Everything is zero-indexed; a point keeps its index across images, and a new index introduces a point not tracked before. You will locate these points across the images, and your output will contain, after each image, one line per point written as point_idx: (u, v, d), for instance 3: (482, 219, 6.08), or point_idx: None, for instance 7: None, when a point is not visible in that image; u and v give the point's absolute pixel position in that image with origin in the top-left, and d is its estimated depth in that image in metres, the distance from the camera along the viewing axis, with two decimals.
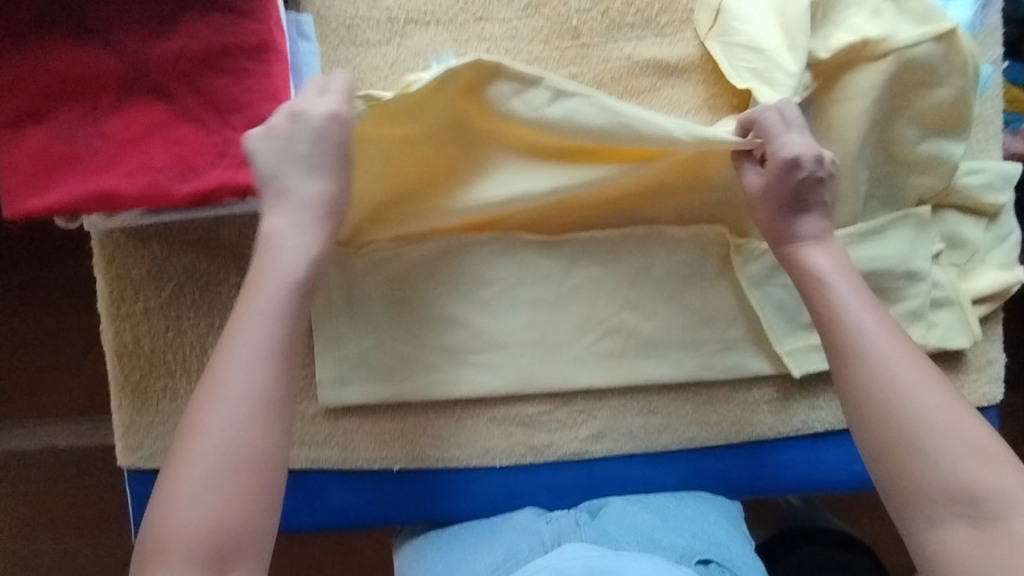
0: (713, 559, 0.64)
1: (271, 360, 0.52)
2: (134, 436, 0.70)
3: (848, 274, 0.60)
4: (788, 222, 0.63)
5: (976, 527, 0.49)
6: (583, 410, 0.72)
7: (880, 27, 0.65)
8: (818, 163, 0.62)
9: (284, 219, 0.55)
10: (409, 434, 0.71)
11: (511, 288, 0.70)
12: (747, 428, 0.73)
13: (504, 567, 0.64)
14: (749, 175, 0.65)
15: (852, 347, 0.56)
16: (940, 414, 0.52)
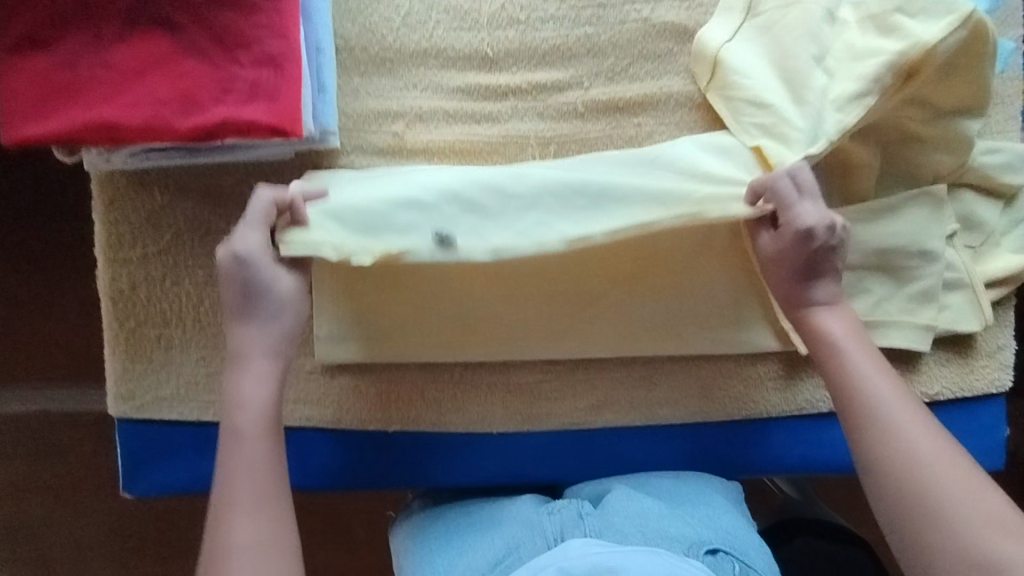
0: (721, 548, 0.60)
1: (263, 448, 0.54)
2: (127, 384, 0.69)
3: (863, 341, 0.59)
4: (798, 296, 0.61)
5: None
6: (584, 379, 0.71)
7: (900, 37, 0.61)
8: (832, 230, 0.60)
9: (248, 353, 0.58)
10: (406, 396, 0.70)
11: None
12: (750, 404, 0.71)
13: (505, 563, 0.60)
14: (765, 241, 0.63)
15: (866, 416, 0.55)
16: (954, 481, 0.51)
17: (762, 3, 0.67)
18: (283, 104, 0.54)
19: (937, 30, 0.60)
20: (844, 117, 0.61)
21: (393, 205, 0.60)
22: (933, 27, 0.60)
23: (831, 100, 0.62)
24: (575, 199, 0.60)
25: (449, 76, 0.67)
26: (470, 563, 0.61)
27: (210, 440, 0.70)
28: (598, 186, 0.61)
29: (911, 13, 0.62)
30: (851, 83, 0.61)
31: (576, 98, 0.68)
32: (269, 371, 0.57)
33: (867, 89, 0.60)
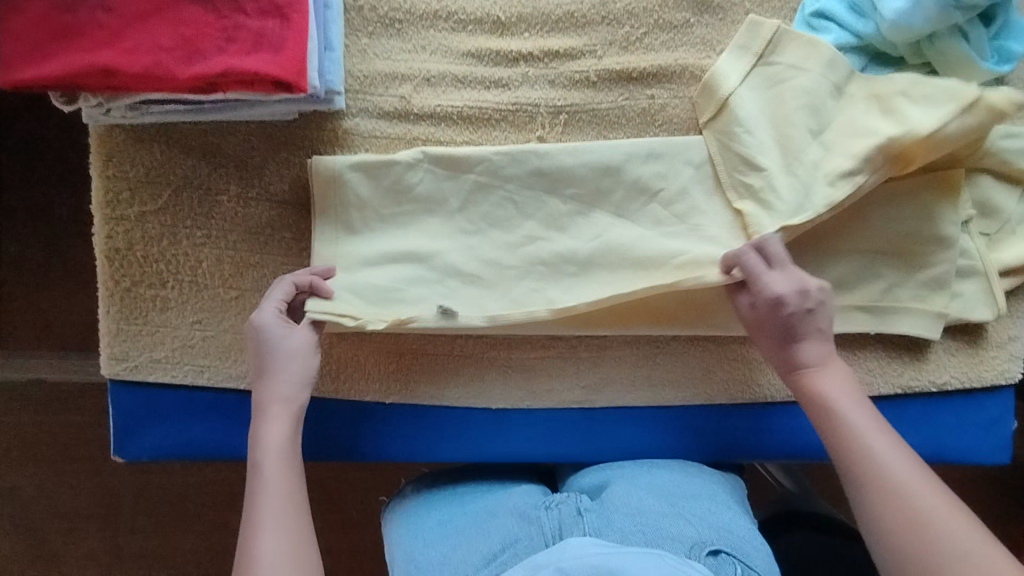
0: (723, 550, 0.57)
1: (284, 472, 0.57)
2: (120, 345, 0.67)
3: (855, 396, 0.59)
4: (790, 359, 0.61)
5: None
6: (586, 356, 0.69)
7: (896, 122, 0.61)
8: (805, 296, 0.60)
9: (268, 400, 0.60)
10: (404, 367, 0.69)
11: (522, 224, 0.66)
12: (754, 387, 0.70)
13: (501, 557, 0.58)
14: (743, 307, 0.62)
15: (869, 478, 0.55)
16: (966, 536, 0.50)
17: (777, 51, 0.64)
18: (288, 55, 0.52)
19: (933, 120, 0.60)
20: (831, 193, 0.61)
21: (401, 280, 0.65)
22: (930, 116, 0.60)
23: (824, 174, 0.62)
24: (563, 267, 0.65)
25: (459, 39, 0.67)
26: (463, 558, 0.60)
27: (204, 405, 0.68)
28: (584, 255, 0.65)
29: (914, 97, 0.61)
30: (845, 159, 0.61)
31: (588, 66, 0.67)
32: (286, 415, 0.60)
33: (858, 169, 0.60)
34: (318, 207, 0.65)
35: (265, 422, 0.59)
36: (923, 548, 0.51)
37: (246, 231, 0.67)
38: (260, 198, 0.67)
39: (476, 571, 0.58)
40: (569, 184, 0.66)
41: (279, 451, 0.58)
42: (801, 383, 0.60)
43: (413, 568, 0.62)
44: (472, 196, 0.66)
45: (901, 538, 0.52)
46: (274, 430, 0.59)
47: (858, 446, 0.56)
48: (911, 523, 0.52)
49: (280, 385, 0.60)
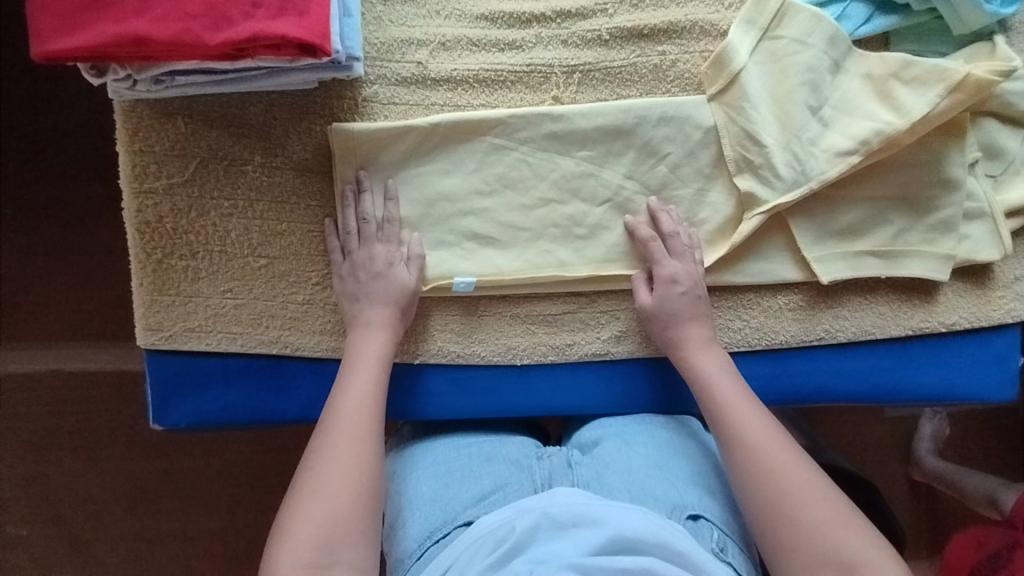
0: (702, 515, 0.61)
1: (380, 372, 0.64)
2: (155, 315, 0.69)
3: (702, 334, 0.66)
4: (676, 339, 0.66)
5: (799, 491, 0.56)
6: (606, 310, 0.71)
7: (892, 108, 0.64)
8: (694, 284, 0.67)
9: (376, 301, 0.66)
10: (430, 330, 0.70)
11: (535, 183, 0.68)
12: (770, 335, 0.70)
13: (490, 498, 0.62)
14: (642, 291, 0.68)
15: (744, 454, 0.59)
16: (794, 470, 0.58)
17: (782, 25, 0.65)
18: (313, 19, 0.53)
19: (924, 103, 0.62)
20: (825, 168, 0.65)
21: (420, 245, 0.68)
22: (921, 99, 0.62)
23: (821, 150, 0.65)
24: (574, 231, 0.69)
25: (472, 3, 0.68)
26: (454, 495, 0.63)
27: (238, 371, 0.71)
28: (594, 219, 0.69)
29: (906, 80, 0.64)
30: (842, 138, 0.65)
31: (600, 25, 0.68)
32: (388, 320, 0.66)
33: (854, 147, 0.64)
34: (337, 161, 0.67)
35: (365, 334, 0.65)
36: (764, 485, 0.57)
37: (272, 201, 0.68)
38: (284, 167, 0.68)
39: (465, 508, 0.62)
40: (580, 143, 0.67)
41: (373, 361, 0.64)
42: (683, 358, 0.66)
43: (405, 500, 0.65)
44: (487, 157, 0.68)
45: (766, 504, 0.57)
46: (370, 342, 0.65)
47: (731, 418, 0.61)
48: (768, 478, 0.57)
49: (382, 311, 0.66)
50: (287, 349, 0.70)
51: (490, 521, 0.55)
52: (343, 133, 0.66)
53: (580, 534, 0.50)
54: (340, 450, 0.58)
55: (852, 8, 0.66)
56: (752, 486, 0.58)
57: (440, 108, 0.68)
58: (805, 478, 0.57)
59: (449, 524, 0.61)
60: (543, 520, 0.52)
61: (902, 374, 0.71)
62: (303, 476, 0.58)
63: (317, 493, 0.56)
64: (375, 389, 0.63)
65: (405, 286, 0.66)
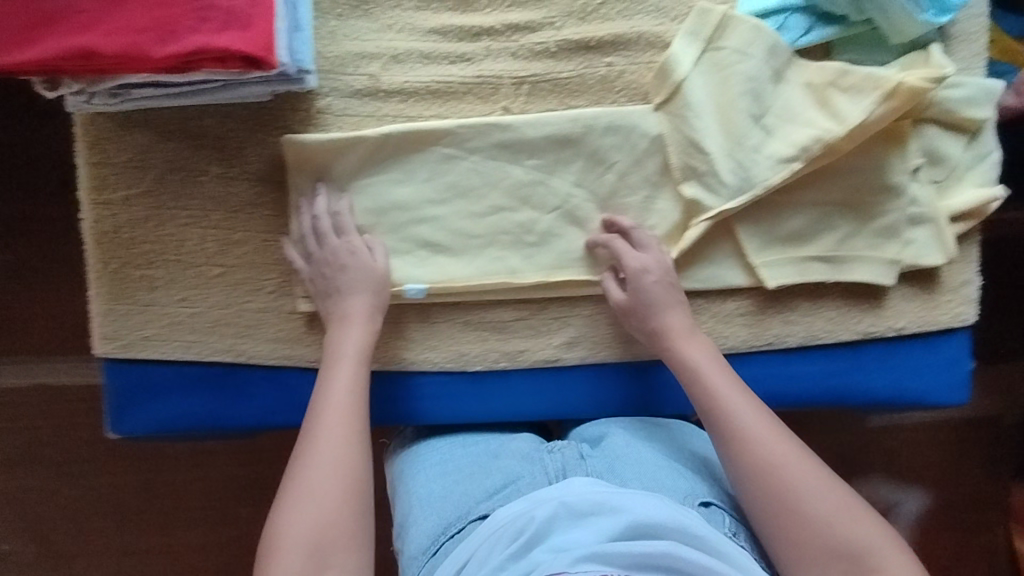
0: (712, 501, 0.64)
1: (359, 365, 0.65)
2: (112, 325, 0.70)
3: (688, 326, 0.67)
4: (658, 328, 0.67)
5: (802, 484, 0.59)
6: (557, 316, 0.72)
7: (831, 116, 0.65)
8: (664, 269, 0.67)
9: (358, 293, 0.66)
10: (385, 337, 0.71)
11: (485, 192, 0.69)
12: (720, 340, 0.71)
13: (505, 491, 0.64)
14: (612, 288, 0.69)
15: (742, 449, 0.61)
16: (795, 463, 0.60)
17: (724, 36, 0.67)
18: (256, 32, 0.55)
19: (861, 111, 0.64)
20: (768, 175, 0.66)
21: None
22: (858, 106, 0.64)
23: (764, 157, 0.66)
24: (525, 238, 0.70)
25: (423, 17, 0.69)
26: (467, 491, 0.65)
27: (194, 380, 0.71)
28: (544, 226, 0.70)
29: (843, 88, 0.65)
30: (784, 146, 0.66)
31: (548, 38, 0.69)
32: (367, 311, 0.66)
33: (795, 154, 0.65)
34: (291, 170, 0.68)
35: (347, 329, 0.66)
36: (768, 480, 0.59)
37: (227, 211, 0.70)
38: (239, 177, 0.69)
39: (478, 503, 0.64)
40: (529, 153, 0.69)
41: (352, 359, 0.65)
42: (671, 350, 0.66)
43: (415, 499, 0.67)
44: (439, 167, 0.69)
45: (771, 499, 0.59)
46: (353, 337, 0.65)
47: (723, 412, 0.62)
48: (771, 474, 0.59)
49: (359, 306, 0.66)
50: (242, 358, 0.71)
51: (505, 514, 0.58)
52: (294, 143, 0.67)
53: (600, 521, 0.54)
54: (325, 452, 0.60)
55: (792, 18, 0.67)
56: (756, 481, 0.60)
57: (393, 119, 0.69)
58: (807, 470, 0.59)
59: (465, 518, 0.63)
60: (561, 509, 0.55)
61: (854, 378, 0.72)
62: (291, 482, 0.60)
63: (307, 498, 0.58)
64: (354, 389, 0.63)
65: (372, 273, 0.67)
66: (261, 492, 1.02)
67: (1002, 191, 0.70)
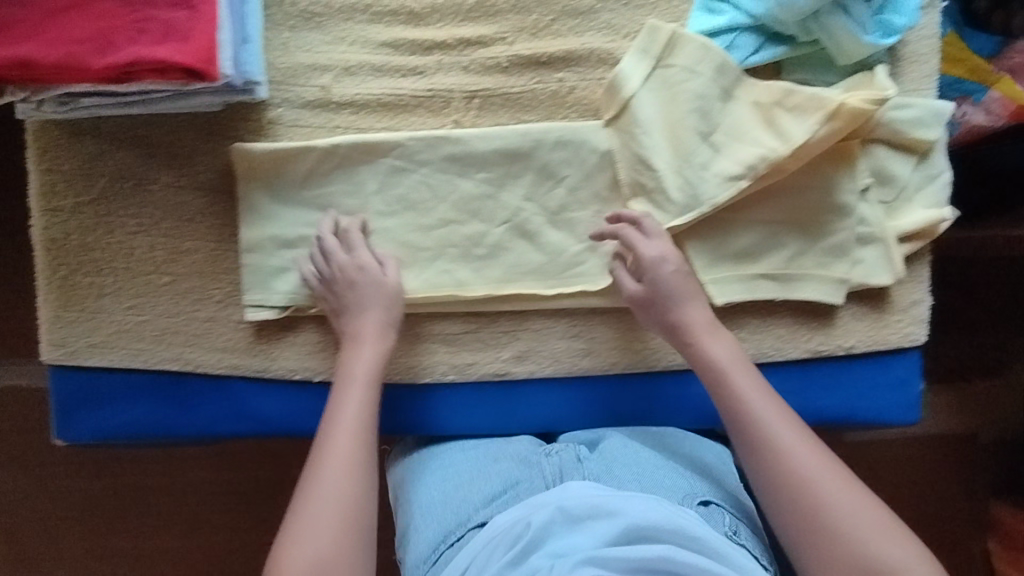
0: (712, 500, 0.64)
1: (370, 381, 0.65)
2: (59, 331, 0.70)
3: (712, 327, 0.66)
4: (676, 324, 0.66)
5: (830, 497, 0.57)
6: (506, 330, 0.72)
7: (777, 135, 0.65)
8: (670, 259, 0.66)
9: (375, 307, 0.67)
10: (333, 347, 0.71)
11: (435, 204, 0.69)
12: (669, 356, 0.72)
13: (503, 497, 0.64)
14: (623, 278, 0.68)
15: (767, 456, 0.60)
16: (823, 474, 0.58)
17: (673, 54, 0.67)
18: (195, 45, 0.55)
19: (804, 130, 0.64)
20: (716, 192, 0.66)
21: None
22: (803, 126, 0.64)
23: (712, 175, 0.66)
24: (474, 251, 0.70)
25: (375, 30, 0.69)
26: (466, 497, 0.65)
27: (140, 388, 0.71)
28: (493, 240, 0.70)
29: (788, 108, 0.65)
30: (731, 163, 0.66)
31: (499, 53, 0.70)
32: (381, 325, 0.67)
33: (742, 172, 0.66)
34: (241, 180, 0.68)
35: (359, 347, 0.66)
36: (795, 491, 0.58)
37: (177, 219, 0.70)
38: (190, 186, 0.70)
39: (477, 510, 0.63)
40: (479, 166, 0.69)
41: (363, 381, 0.65)
42: (693, 349, 0.65)
43: (415, 508, 0.66)
44: (388, 179, 0.69)
45: (795, 509, 0.58)
46: (366, 355, 0.66)
47: (750, 418, 0.61)
48: (798, 485, 0.58)
49: (370, 324, 0.67)
50: (189, 366, 0.71)
51: (503, 520, 0.58)
52: (243, 154, 0.67)
53: (596, 526, 0.54)
54: (338, 462, 0.61)
55: (741, 38, 0.67)
56: (779, 491, 0.59)
57: (344, 131, 0.69)
58: (835, 485, 0.58)
59: (464, 526, 0.62)
60: (557, 515, 0.55)
61: (804, 397, 0.72)
62: (302, 492, 0.60)
63: (321, 510, 0.58)
64: (365, 411, 0.64)
65: (383, 287, 0.67)
66: (214, 507, 0.99)
67: (952, 211, 0.71)
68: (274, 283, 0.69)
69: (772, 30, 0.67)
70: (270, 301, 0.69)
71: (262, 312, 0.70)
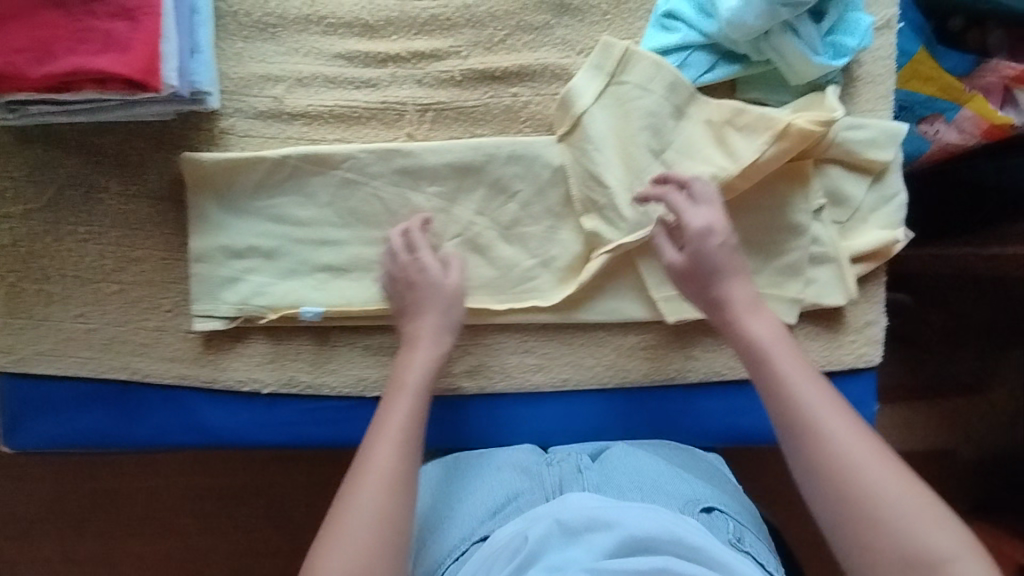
0: (715, 507, 0.61)
1: (416, 387, 0.62)
2: (6, 338, 0.69)
3: (757, 307, 0.62)
4: (716, 298, 0.62)
5: (877, 482, 0.52)
6: (457, 344, 0.71)
7: (728, 154, 0.65)
8: (717, 229, 0.62)
9: (430, 314, 0.65)
10: (283, 358, 0.71)
11: (387, 217, 0.69)
12: (621, 373, 0.71)
13: (503, 511, 0.61)
14: (664, 248, 0.64)
15: (809, 435, 0.54)
16: (870, 456, 0.52)
17: (626, 71, 0.67)
18: (135, 56, 0.55)
19: (753, 150, 0.64)
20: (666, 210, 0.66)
21: (270, 277, 0.69)
22: (752, 146, 0.64)
23: None
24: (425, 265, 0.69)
25: (330, 42, 0.69)
26: (469, 511, 0.62)
27: (88, 396, 0.71)
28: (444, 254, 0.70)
29: (739, 127, 0.65)
30: None
31: (453, 66, 0.69)
32: (435, 328, 0.65)
33: None
34: (191, 189, 0.68)
35: (413, 350, 0.64)
36: (838, 474, 0.53)
37: (127, 228, 0.69)
38: (140, 195, 0.69)
39: (480, 523, 0.61)
40: (430, 180, 0.69)
41: (412, 393, 0.62)
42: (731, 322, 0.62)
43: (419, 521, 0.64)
44: (339, 191, 0.69)
45: (838, 495, 0.52)
46: (417, 359, 0.64)
47: (790, 396, 0.56)
48: (840, 467, 0.53)
49: (427, 326, 0.65)
50: (136, 376, 0.70)
51: (504, 533, 0.56)
52: (193, 163, 0.67)
53: (594, 539, 0.51)
54: (381, 459, 0.57)
55: (693, 56, 0.67)
56: (819, 473, 0.53)
57: (296, 142, 0.69)
58: (885, 468, 0.52)
59: (467, 540, 0.59)
60: (555, 528, 0.52)
61: (756, 416, 0.71)
62: (342, 504, 0.56)
63: (354, 519, 0.54)
64: (413, 419, 0.60)
65: (446, 289, 0.66)
66: (174, 515, 0.97)
67: (906, 233, 0.70)
68: (222, 293, 0.69)
69: (725, 49, 0.67)
70: (218, 311, 0.69)
71: (210, 322, 0.69)
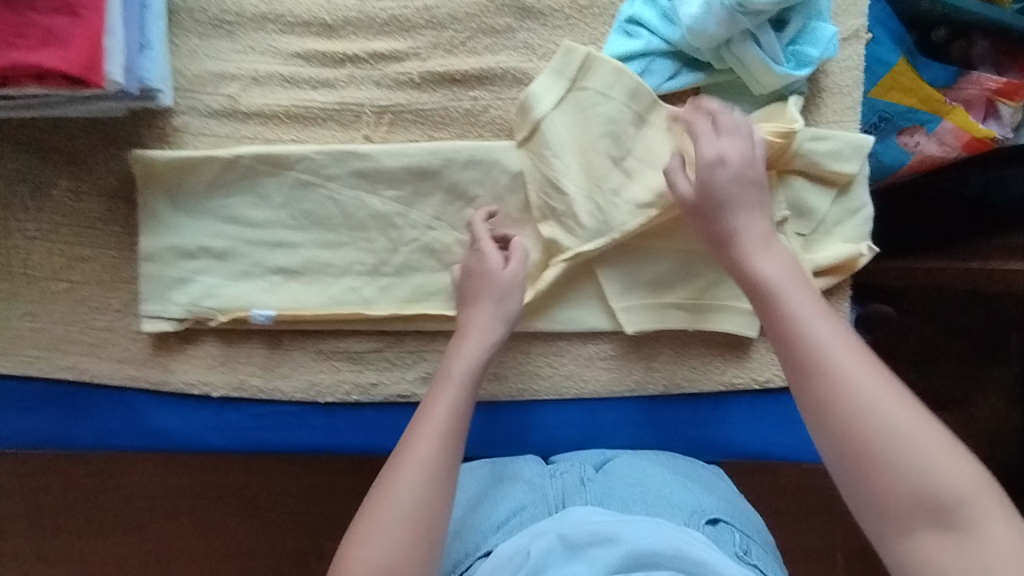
0: (721, 518, 0.59)
1: (462, 379, 0.58)
2: None
3: (774, 245, 0.56)
4: (725, 231, 0.58)
5: (889, 421, 0.45)
6: (412, 350, 0.70)
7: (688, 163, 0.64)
8: (750, 163, 0.59)
9: (485, 311, 0.62)
10: (234, 362, 0.69)
11: (342, 220, 0.68)
12: (578, 383, 0.70)
13: (508, 525, 0.58)
14: (678, 179, 0.61)
15: (816, 370, 0.48)
16: (883, 393, 0.46)
17: (587, 77, 0.66)
18: (76, 52, 0.54)
19: None
20: (625, 219, 0.65)
21: (222, 278, 0.68)
22: None
23: (622, 201, 0.65)
24: (380, 269, 0.68)
25: (287, 41, 0.68)
26: (474, 522, 0.59)
27: (35, 397, 0.69)
28: (400, 258, 0.68)
29: None
30: (641, 190, 0.65)
31: (412, 68, 0.68)
32: (489, 323, 0.62)
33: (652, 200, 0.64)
34: (142, 187, 0.66)
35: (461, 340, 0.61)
36: (845, 412, 0.46)
37: (77, 225, 0.68)
38: (91, 193, 0.68)
39: (486, 538, 0.57)
40: (387, 183, 0.67)
41: (460, 383, 0.58)
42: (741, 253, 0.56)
43: None
44: (294, 193, 0.67)
45: (845, 434, 0.46)
46: (466, 351, 0.60)
47: (797, 331, 0.50)
48: (846, 402, 0.46)
49: (478, 318, 0.62)
50: (84, 377, 0.69)
51: (505, 547, 0.52)
52: (144, 162, 0.66)
53: (598, 554, 0.47)
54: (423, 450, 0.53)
55: (655, 63, 0.66)
56: (825, 412, 0.47)
57: (251, 141, 0.68)
58: (899, 408, 0.45)
59: (473, 555, 0.56)
60: (558, 542, 0.48)
61: (716, 429, 0.70)
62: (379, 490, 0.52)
63: (383, 508, 0.51)
64: (456, 414, 0.56)
65: (496, 278, 0.63)
66: None
67: (871, 247, 0.69)
68: (172, 294, 0.67)
69: (688, 56, 0.66)
70: (167, 313, 0.67)
71: (159, 324, 0.68)
